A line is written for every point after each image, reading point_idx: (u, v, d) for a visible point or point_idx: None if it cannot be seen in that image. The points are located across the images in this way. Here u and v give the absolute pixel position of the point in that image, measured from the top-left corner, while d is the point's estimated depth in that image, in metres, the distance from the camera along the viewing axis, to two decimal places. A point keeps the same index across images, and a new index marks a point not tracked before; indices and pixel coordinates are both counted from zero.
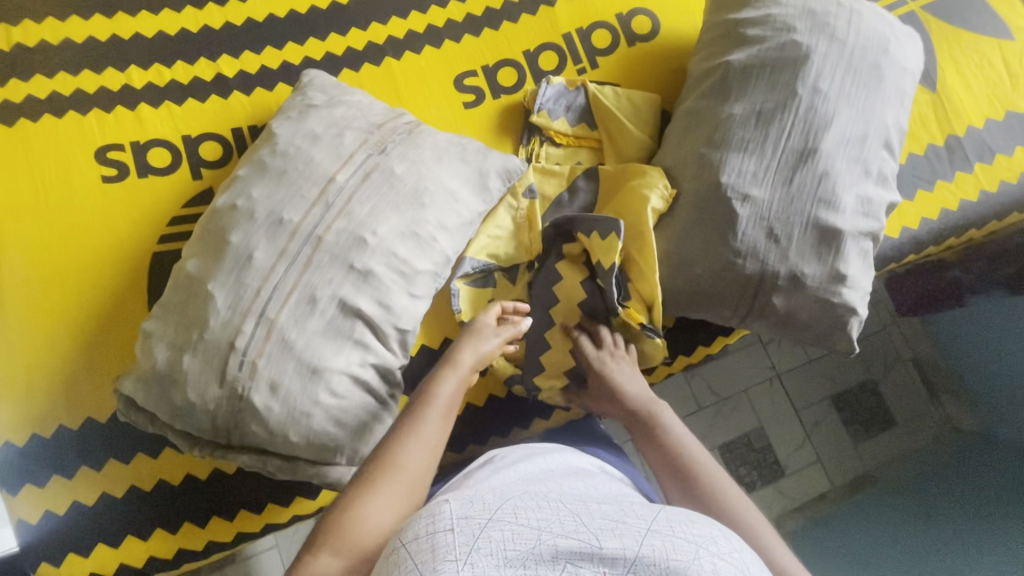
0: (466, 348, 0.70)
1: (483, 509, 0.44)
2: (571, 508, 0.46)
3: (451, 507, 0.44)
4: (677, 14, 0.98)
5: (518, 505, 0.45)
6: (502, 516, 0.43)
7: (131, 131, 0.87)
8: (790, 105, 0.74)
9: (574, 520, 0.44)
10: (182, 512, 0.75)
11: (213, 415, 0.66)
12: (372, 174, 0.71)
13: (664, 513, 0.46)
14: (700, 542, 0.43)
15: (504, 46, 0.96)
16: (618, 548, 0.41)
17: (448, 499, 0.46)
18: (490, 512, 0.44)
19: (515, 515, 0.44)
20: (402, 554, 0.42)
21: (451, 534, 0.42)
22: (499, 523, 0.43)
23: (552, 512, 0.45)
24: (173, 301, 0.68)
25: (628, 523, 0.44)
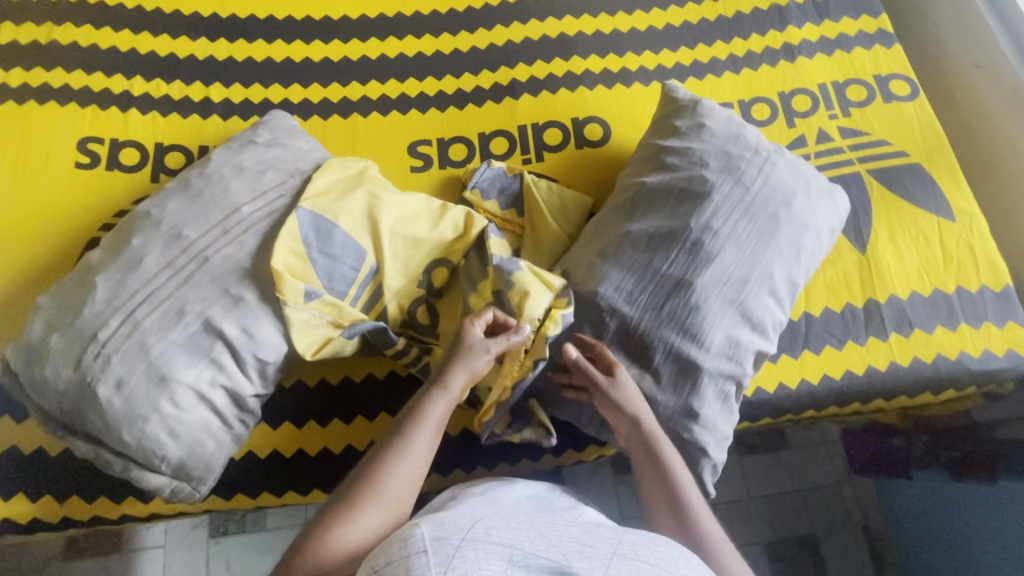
0: (458, 368, 0.68)
1: (456, 531, 0.48)
2: (541, 529, 0.51)
3: (423, 529, 0.47)
4: (628, 128, 1.03)
5: (490, 527, 0.49)
6: (475, 536, 0.47)
7: (116, 130, 0.99)
8: (680, 235, 0.76)
9: (542, 541, 0.49)
10: (21, 481, 0.78)
11: (61, 395, 0.71)
12: (277, 212, 0.77)
13: (629, 538, 0.51)
14: (664, 566, 0.48)
15: (463, 125, 1.04)
16: (586, 568, 0.46)
17: (420, 524, 0.49)
18: (464, 533, 0.47)
19: (487, 536, 0.47)
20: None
21: (426, 555, 0.44)
22: (473, 543, 0.46)
23: (522, 533, 0.49)
24: (68, 283, 0.75)
25: (596, 546, 0.49)
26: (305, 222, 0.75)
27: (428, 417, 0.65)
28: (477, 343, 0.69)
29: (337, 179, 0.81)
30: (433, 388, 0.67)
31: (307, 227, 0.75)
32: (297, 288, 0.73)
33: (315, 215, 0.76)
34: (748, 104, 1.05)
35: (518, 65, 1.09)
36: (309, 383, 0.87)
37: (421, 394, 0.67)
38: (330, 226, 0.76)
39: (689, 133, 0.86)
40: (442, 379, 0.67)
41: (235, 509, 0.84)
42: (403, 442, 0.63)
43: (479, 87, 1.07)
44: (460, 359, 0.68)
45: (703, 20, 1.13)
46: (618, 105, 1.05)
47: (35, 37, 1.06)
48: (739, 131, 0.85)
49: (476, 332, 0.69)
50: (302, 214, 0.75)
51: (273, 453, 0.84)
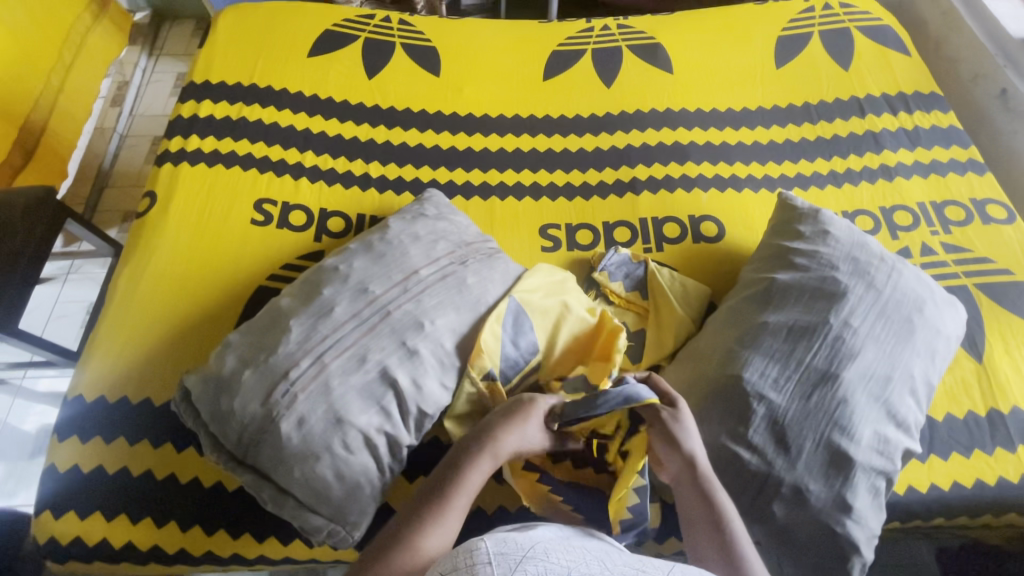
0: (506, 434, 0.68)
1: (517, 549, 0.49)
2: (596, 556, 0.52)
3: (487, 543, 0.49)
4: (741, 227, 1.13)
5: (549, 548, 0.51)
6: (536, 554, 0.49)
7: (287, 194, 1.13)
8: (822, 329, 0.82)
9: (599, 566, 0.50)
10: (174, 510, 0.82)
11: (244, 427, 0.76)
12: (448, 277, 0.86)
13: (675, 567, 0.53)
14: None
15: (589, 213, 1.15)
16: None
17: (483, 538, 0.50)
18: (525, 551, 0.49)
19: (547, 555, 0.49)
20: None
21: (493, 567, 0.46)
22: (534, 560, 0.48)
23: (579, 557, 0.51)
24: (259, 324, 0.83)
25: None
26: (511, 310, 0.84)
27: (467, 479, 0.66)
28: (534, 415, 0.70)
29: (544, 282, 0.91)
30: (479, 450, 0.68)
31: (510, 316, 0.84)
32: (482, 365, 0.78)
33: (519, 307, 0.85)
34: (851, 215, 1.14)
35: (637, 165, 1.22)
36: (444, 441, 0.90)
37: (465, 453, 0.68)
38: (528, 321, 0.84)
39: (815, 237, 0.94)
40: (490, 441, 0.68)
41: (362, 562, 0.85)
42: (443, 505, 0.64)
43: (603, 182, 1.20)
44: (510, 422, 0.69)
45: (803, 138, 1.26)
46: (731, 207, 1.15)
47: (227, 114, 1.24)
48: (862, 239, 0.93)
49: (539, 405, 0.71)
50: (511, 303, 0.84)
51: None
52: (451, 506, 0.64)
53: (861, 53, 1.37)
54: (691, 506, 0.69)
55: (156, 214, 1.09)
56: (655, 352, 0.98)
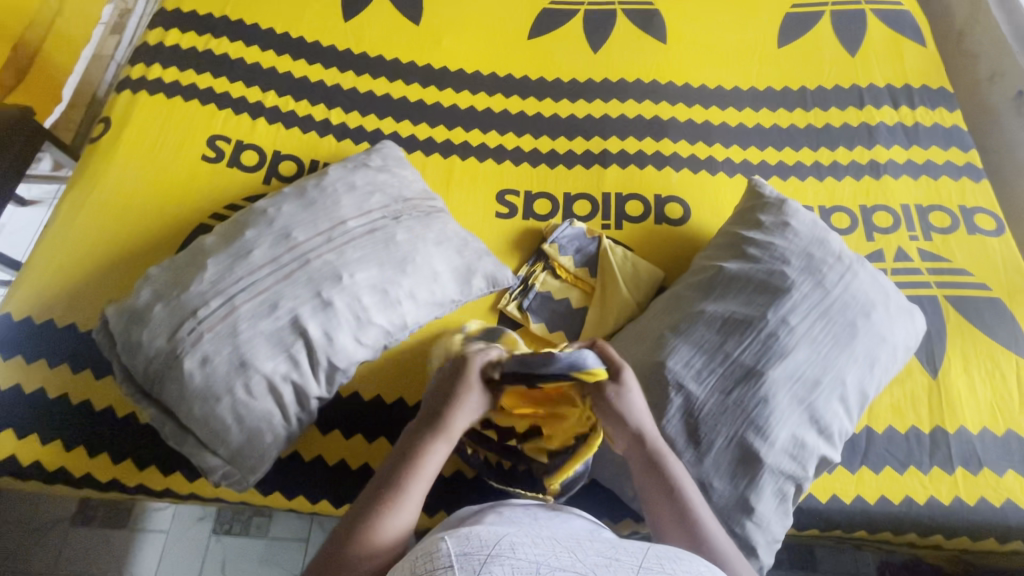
0: (456, 413, 0.67)
1: (481, 548, 0.50)
2: (565, 546, 0.52)
3: (450, 544, 0.50)
4: (708, 212, 1.07)
5: (515, 542, 0.52)
6: (500, 552, 0.50)
7: (243, 133, 1.10)
8: (756, 325, 0.77)
9: (568, 558, 0.50)
10: (84, 436, 0.82)
11: (150, 360, 0.76)
12: (377, 231, 0.83)
13: (652, 551, 0.52)
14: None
15: (551, 182, 1.10)
16: None
17: (448, 539, 0.52)
18: (489, 549, 0.50)
19: (513, 551, 0.50)
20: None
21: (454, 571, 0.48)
22: (497, 560, 0.48)
23: (547, 549, 0.51)
24: (180, 260, 0.81)
25: (620, 560, 0.50)
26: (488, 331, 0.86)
27: (425, 463, 0.66)
28: (480, 388, 0.67)
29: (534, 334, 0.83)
30: (430, 434, 0.67)
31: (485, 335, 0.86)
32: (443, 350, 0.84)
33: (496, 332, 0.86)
34: (828, 211, 1.07)
35: (611, 136, 1.15)
36: (364, 398, 0.89)
37: (419, 437, 0.67)
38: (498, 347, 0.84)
39: (773, 228, 0.88)
40: (439, 424, 0.67)
41: (270, 506, 0.85)
42: (399, 493, 0.64)
43: (572, 150, 1.13)
44: (459, 404, 0.67)
45: (793, 125, 1.18)
46: (701, 190, 1.10)
47: (193, 44, 1.20)
48: (824, 235, 0.87)
49: (477, 373, 0.68)
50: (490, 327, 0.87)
51: (317, 459, 0.85)
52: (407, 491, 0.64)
53: (872, 39, 1.27)
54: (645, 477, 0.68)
55: (106, 141, 1.06)
56: (594, 331, 0.95)
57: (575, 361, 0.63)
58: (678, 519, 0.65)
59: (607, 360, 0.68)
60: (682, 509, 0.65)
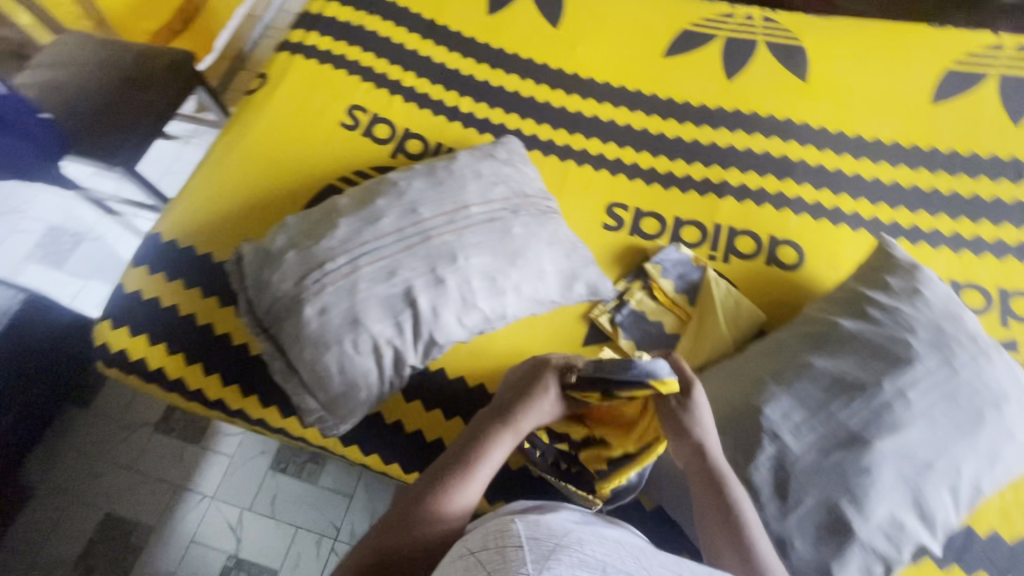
0: (525, 410, 0.70)
1: (550, 535, 0.50)
2: (631, 551, 0.51)
3: (521, 527, 0.50)
4: (824, 263, 1.02)
5: (582, 538, 0.51)
6: (569, 543, 0.49)
7: (380, 107, 1.16)
8: (870, 391, 0.73)
9: (634, 564, 0.49)
10: (202, 355, 0.91)
11: (275, 300, 0.82)
12: (495, 221, 0.86)
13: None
14: None
15: (663, 203, 1.09)
16: None
17: (516, 521, 0.51)
18: (559, 539, 0.49)
19: (581, 545, 0.49)
20: (473, 559, 0.49)
21: (523, 551, 0.47)
22: (566, 550, 0.48)
23: (613, 551, 0.50)
24: (315, 215, 0.88)
25: None
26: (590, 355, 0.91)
27: (492, 452, 0.68)
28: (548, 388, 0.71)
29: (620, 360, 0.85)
30: (500, 425, 0.70)
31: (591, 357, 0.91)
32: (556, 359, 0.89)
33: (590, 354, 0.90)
34: (959, 286, 1.00)
35: (733, 168, 1.12)
36: (449, 376, 0.92)
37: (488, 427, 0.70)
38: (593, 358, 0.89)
39: (902, 293, 0.83)
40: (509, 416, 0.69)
41: (346, 456, 0.91)
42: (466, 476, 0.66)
43: (690, 175, 1.12)
44: (528, 402, 0.70)
45: (934, 189, 1.10)
46: (821, 238, 1.05)
47: (349, 18, 1.29)
48: (958, 312, 0.81)
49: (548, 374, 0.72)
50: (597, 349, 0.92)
51: (397, 423, 0.89)
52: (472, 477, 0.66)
53: None
54: (703, 495, 0.66)
55: (262, 95, 1.17)
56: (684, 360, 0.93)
57: (648, 371, 0.64)
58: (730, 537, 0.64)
59: (678, 374, 0.68)
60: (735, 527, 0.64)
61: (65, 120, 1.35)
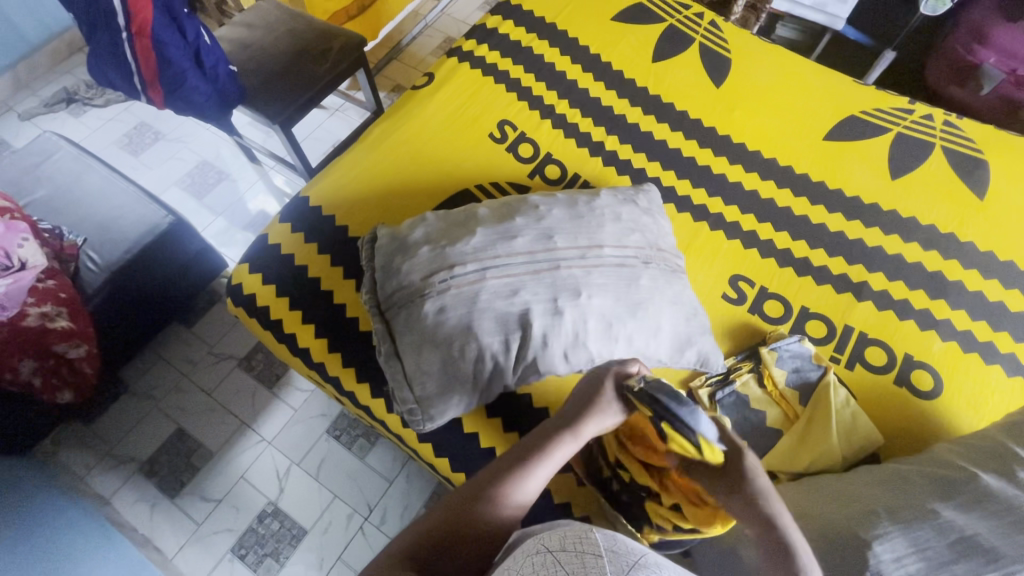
0: (590, 421, 0.66)
1: (629, 550, 0.48)
2: None
3: (600, 536, 0.49)
4: (962, 401, 0.92)
5: (659, 562, 0.49)
6: (648, 562, 0.47)
7: (529, 127, 1.20)
8: (1008, 565, 0.63)
9: None
10: (317, 317, 0.97)
11: (400, 289, 0.86)
12: (625, 268, 0.85)
13: None
14: None
15: (792, 289, 1.03)
16: None
17: (595, 531, 0.50)
18: (638, 556, 0.47)
19: (660, 568, 0.47)
20: (549, 557, 0.47)
21: (604, 560, 0.46)
22: (646, 567, 0.46)
23: None
24: (453, 217, 0.92)
25: None
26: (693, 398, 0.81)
27: (551, 458, 0.65)
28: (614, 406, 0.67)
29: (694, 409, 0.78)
30: (563, 432, 0.66)
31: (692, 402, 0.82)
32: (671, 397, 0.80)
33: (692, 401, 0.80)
34: None
35: (877, 271, 1.05)
36: (535, 404, 0.92)
37: (551, 432, 0.66)
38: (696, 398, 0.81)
39: None
40: (574, 425, 0.66)
41: (417, 450, 0.93)
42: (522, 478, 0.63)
43: (827, 267, 1.05)
44: (593, 414, 0.67)
45: None
46: (965, 372, 0.94)
47: (520, 39, 1.34)
48: None
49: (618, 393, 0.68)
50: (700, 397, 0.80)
51: (474, 434, 0.90)
52: (529, 483, 0.63)
53: None
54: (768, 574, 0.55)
55: (426, 93, 1.24)
56: (781, 461, 0.87)
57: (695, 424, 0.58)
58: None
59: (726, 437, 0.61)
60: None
61: (248, 76, 1.51)
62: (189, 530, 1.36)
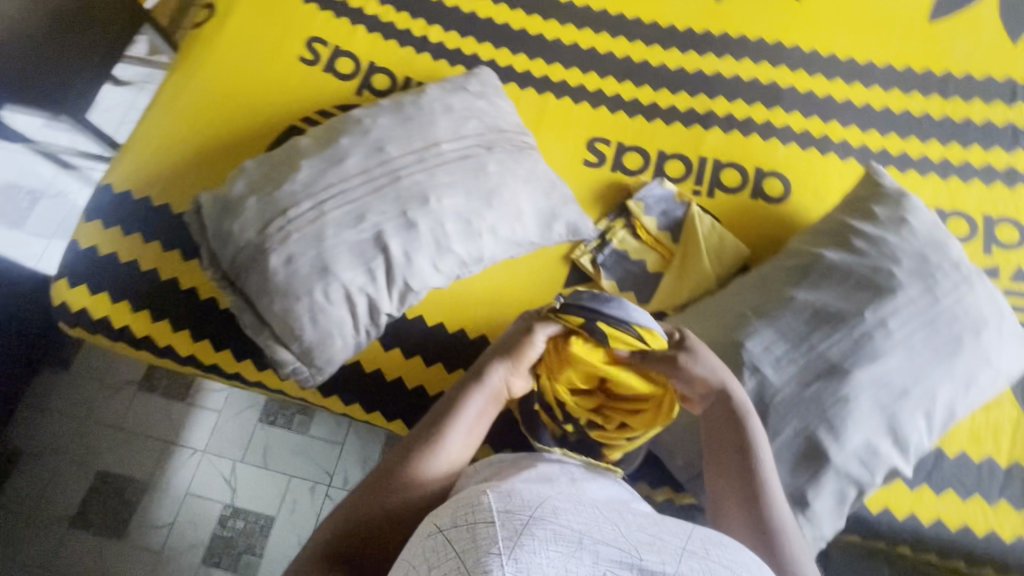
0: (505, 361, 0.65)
1: (524, 507, 0.45)
2: (608, 516, 0.47)
3: (492, 499, 0.45)
4: (809, 195, 1.00)
5: (558, 507, 0.46)
6: (544, 515, 0.44)
7: (340, 39, 1.07)
8: (850, 322, 0.73)
9: (612, 530, 0.45)
10: (168, 311, 0.87)
11: (239, 251, 0.78)
12: (469, 158, 0.82)
13: (696, 533, 0.47)
14: (732, 568, 0.44)
15: (646, 137, 1.04)
16: (656, 563, 0.42)
17: (489, 494, 0.46)
18: (532, 511, 0.44)
19: (557, 516, 0.44)
20: (441, 539, 0.44)
21: (495, 528, 0.42)
22: (541, 523, 0.43)
23: (590, 517, 0.46)
24: (274, 158, 0.83)
25: (665, 542, 0.45)
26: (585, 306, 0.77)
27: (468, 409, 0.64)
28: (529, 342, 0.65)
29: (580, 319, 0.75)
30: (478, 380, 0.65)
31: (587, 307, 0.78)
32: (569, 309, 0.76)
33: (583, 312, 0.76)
34: (944, 214, 0.98)
35: (719, 97, 1.07)
36: (428, 323, 0.89)
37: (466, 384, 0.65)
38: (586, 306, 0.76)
39: (887, 224, 0.81)
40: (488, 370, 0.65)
41: (327, 407, 0.90)
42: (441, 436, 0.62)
43: (674, 106, 1.06)
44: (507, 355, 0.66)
45: (925, 114, 1.06)
46: (807, 169, 1.01)
47: None
48: (943, 241, 0.80)
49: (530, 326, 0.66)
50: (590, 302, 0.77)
51: (376, 371, 0.88)
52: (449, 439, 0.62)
53: None
54: (717, 441, 0.65)
55: (211, 27, 1.06)
56: (666, 299, 0.92)
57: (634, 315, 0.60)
58: (739, 485, 0.62)
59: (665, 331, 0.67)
60: (746, 474, 0.62)
61: None
62: (150, 561, 1.27)
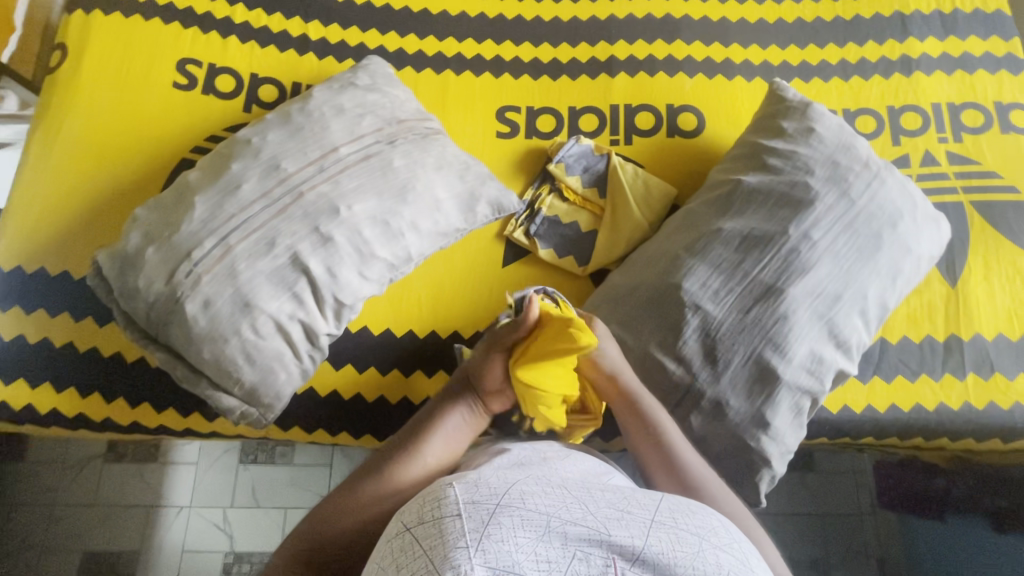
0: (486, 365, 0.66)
1: (490, 496, 0.44)
2: (577, 494, 0.46)
3: (457, 492, 0.44)
4: (723, 122, 1.00)
5: (526, 491, 0.45)
6: (510, 502, 0.43)
7: (214, 55, 0.99)
8: (777, 240, 0.75)
9: (581, 509, 0.44)
10: (97, 383, 0.82)
11: (151, 306, 0.72)
12: (372, 157, 0.79)
13: (664, 503, 0.47)
14: (700, 535, 0.44)
15: (554, 96, 1.01)
16: (625, 537, 0.41)
17: (454, 486, 0.45)
18: (499, 499, 0.43)
19: (523, 501, 0.43)
20: (408, 537, 0.42)
21: (461, 521, 0.41)
22: (508, 510, 0.42)
23: (559, 499, 0.45)
24: (167, 199, 0.77)
25: (633, 515, 0.44)
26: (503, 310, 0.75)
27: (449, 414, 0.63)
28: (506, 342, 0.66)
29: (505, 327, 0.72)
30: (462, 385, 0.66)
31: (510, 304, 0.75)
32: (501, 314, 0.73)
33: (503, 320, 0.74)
34: (853, 114, 1.00)
35: (618, 41, 1.05)
36: (374, 332, 0.87)
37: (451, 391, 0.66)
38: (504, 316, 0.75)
39: (796, 136, 0.82)
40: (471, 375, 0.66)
41: (290, 440, 0.87)
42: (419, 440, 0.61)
43: (576, 59, 1.04)
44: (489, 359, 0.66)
45: (817, 19, 1.07)
46: (716, 97, 1.01)
47: None
48: (851, 141, 0.81)
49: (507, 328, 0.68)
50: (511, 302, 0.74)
51: (332, 393, 0.85)
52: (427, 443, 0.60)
53: None
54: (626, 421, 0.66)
55: (67, 68, 0.96)
56: (605, 254, 0.91)
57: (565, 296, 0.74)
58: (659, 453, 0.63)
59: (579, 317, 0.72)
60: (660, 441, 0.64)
61: None
62: None
